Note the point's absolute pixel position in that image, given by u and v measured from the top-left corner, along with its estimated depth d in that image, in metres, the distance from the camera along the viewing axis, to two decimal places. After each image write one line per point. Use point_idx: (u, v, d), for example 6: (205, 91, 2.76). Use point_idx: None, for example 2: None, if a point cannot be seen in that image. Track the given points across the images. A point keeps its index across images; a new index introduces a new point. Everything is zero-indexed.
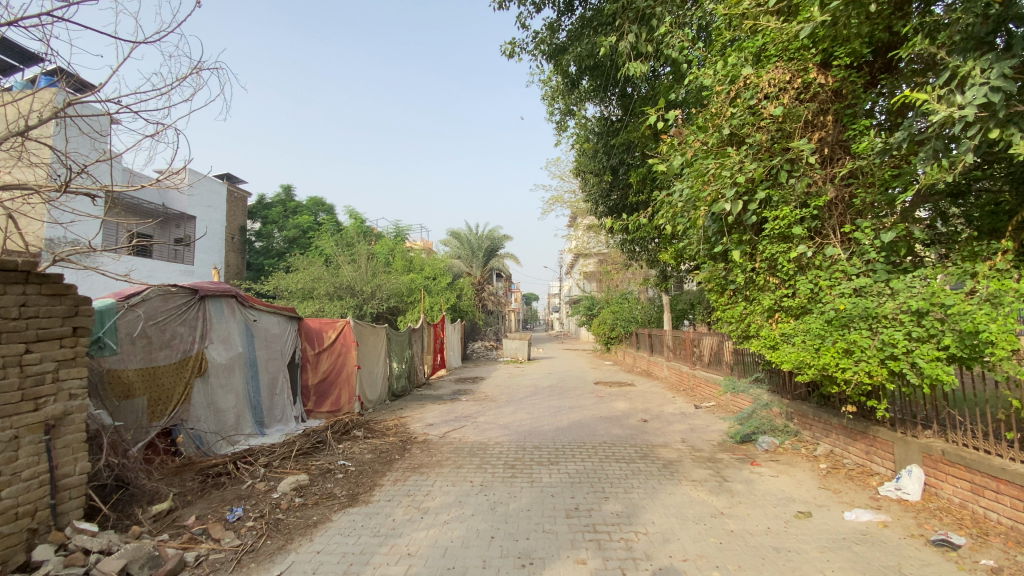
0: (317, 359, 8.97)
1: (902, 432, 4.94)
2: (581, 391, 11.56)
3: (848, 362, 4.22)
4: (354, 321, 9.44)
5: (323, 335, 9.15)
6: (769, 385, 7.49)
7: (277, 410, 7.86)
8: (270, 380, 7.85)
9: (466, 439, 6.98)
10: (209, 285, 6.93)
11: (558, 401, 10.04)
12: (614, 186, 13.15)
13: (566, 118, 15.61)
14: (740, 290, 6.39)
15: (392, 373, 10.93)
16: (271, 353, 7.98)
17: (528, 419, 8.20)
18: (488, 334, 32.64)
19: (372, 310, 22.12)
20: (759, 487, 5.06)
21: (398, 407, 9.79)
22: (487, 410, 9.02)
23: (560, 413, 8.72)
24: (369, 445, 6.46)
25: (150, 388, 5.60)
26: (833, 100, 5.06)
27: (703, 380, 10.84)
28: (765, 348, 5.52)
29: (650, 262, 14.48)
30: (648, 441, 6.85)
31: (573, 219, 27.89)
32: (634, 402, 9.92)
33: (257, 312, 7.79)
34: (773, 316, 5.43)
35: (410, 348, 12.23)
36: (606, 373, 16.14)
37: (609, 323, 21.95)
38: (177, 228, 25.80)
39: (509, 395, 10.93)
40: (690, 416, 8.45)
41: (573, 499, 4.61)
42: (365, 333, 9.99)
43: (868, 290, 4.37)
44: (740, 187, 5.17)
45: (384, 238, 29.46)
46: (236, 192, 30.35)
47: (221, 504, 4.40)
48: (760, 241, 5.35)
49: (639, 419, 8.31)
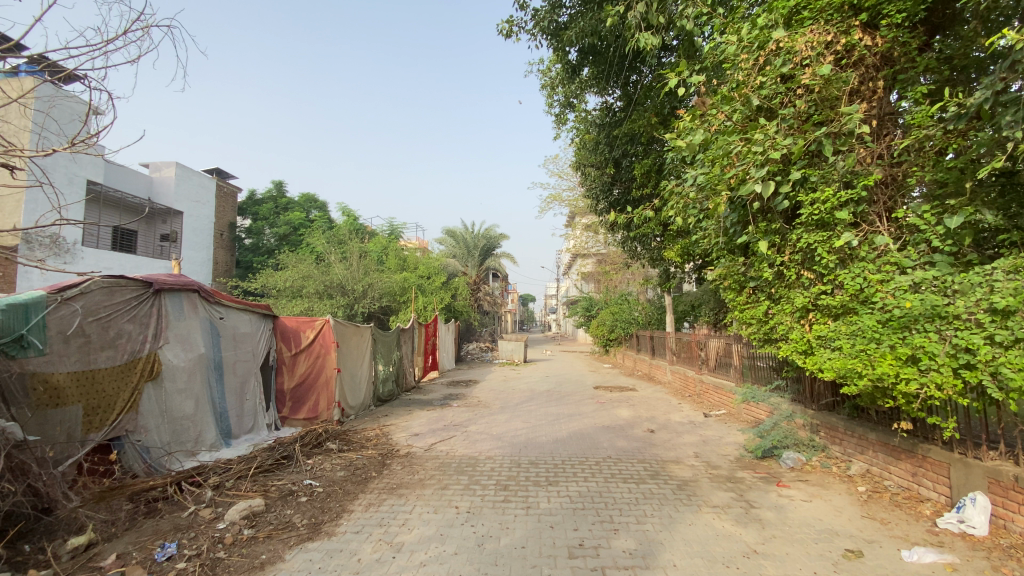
0: (295, 361, 8.22)
1: (960, 453, 4.24)
2: (580, 396, 10.83)
3: (912, 372, 3.51)
4: (334, 321, 8.61)
5: (301, 335, 8.37)
6: (790, 393, 6.79)
7: (246, 418, 7.10)
8: (238, 384, 7.10)
9: (454, 452, 6.23)
10: (166, 277, 6.17)
11: (556, 407, 9.30)
12: (616, 180, 12.42)
13: (566, 110, 14.91)
14: (762, 287, 5.68)
15: (379, 376, 10.14)
16: (239, 355, 7.21)
17: (523, 428, 7.47)
18: (483, 335, 31.88)
19: (364, 310, 21.38)
20: (793, 516, 4.33)
21: (383, 414, 9.02)
22: (480, 418, 8.27)
23: (559, 421, 7.99)
24: (344, 459, 5.71)
25: (85, 395, 4.83)
26: (881, 69, 4.42)
27: (711, 386, 10.14)
28: (795, 352, 4.82)
29: (653, 261, 13.76)
30: (658, 456, 6.13)
31: (571, 218, 27.18)
32: (638, 410, 9.18)
33: (223, 309, 7.03)
34: (806, 317, 4.72)
35: (399, 350, 11.46)
36: (606, 376, 15.36)
37: (609, 325, 21.23)
38: (163, 224, 25.60)
39: (503, 400, 10.19)
40: (700, 427, 7.74)
41: (575, 532, 3.87)
42: (349, 334, 9.18)
43: (932, 285, 3.67)
44: (772, 165, 4.44)
45: (377, 235, 28.69)
46: (226, 187, 29.57)
47: (152, 539, 3.65)
48: (794, 229, 4.62)
49: (646, 430, 7.56)
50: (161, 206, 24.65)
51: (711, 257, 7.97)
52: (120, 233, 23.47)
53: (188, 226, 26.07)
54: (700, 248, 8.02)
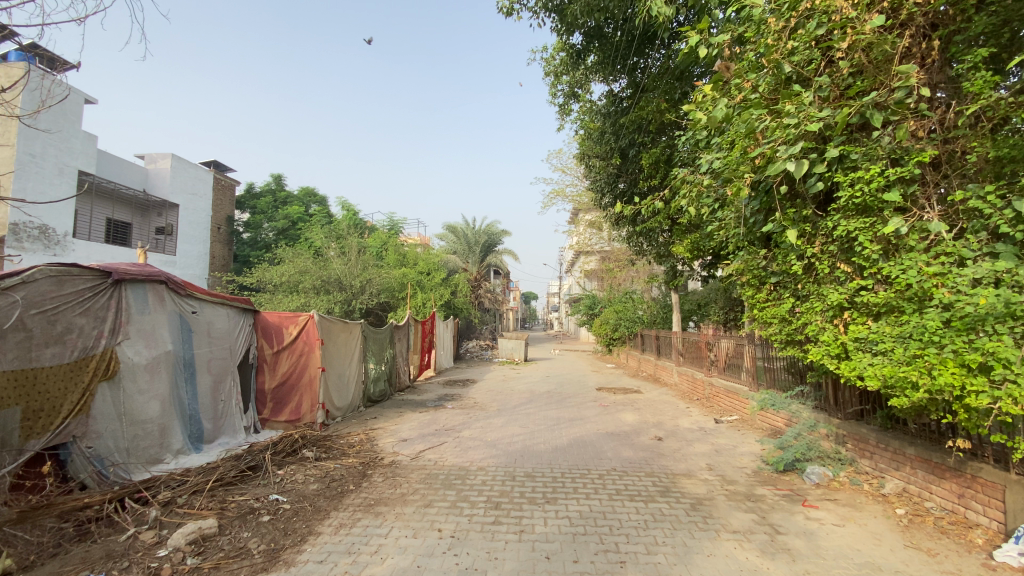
0: (277, 359, 7.68)
1: (1020, 474, 3.66)
2: (581, 398, 10.28)
3: (980, 383, 2.94)
4: (319, 316, 7.97)
5: (283, 332, 7.79)
6: (813, 399, 6.19)
7: (220, 421, 6.58)
8: (212, 383, 6.57)
9: (443, 462, 5.67)
10: (129, 266, 5.63)
11: (556, 411, 8.74)
12: (622, 171, 11.86)
13: (571, 100, 14.41)
14: (785, 282, 5.15)
15: (370, 375, 9.57)
16: (214, 352, 6.68)
17: (519, 434, 6.90)
18: (484, 333, 31.33)
19: (361, 306, 20.84)
20: (826, 545, 3.75)
21: (372, 416, 8.48)
22: (474, 422, 7.71)
23: (559, 426, 7.44)
24: (320, 468, 5.15)
25: (23, 398, 4.33)
26: (928, 34, 3.83)
27: (721, 389, 9.55)
28: (827, 357, 4.27)
29: (660, 257, 13.21)
30: (667, 468, 5.56)
31: (574, 214, 26.62)
32: (644, 414, 8.61)
33: (195, 302, 6.50)
34: (840, 317, 4.17)
35: (392, 347, 10.91)
36: (609, 377, 14.81)
37: (612, 323, 20.67)
38: (158, 216, 24.99)
39: (500, 403, 9.63)
40: (712, 435, 7.18)
41: (575, 565, 3.30)
42: (337, 330, 8.56)
43: (1002, 279, 3.08)
44: (806, 141, 3.88)
45: (377, 231, 28.17)
46: (224, 180, 29.07)
47: (76, 569, 3.11)
48: (830, 216, 4.06)
49: (653, 437, 6.99)
50: (155, 198, 24.14)
51: (726, 251, 7.38)
52: (113, 225, 22.87)
53: (184, 219, 25.60)
54: (714, 242, 7.43)
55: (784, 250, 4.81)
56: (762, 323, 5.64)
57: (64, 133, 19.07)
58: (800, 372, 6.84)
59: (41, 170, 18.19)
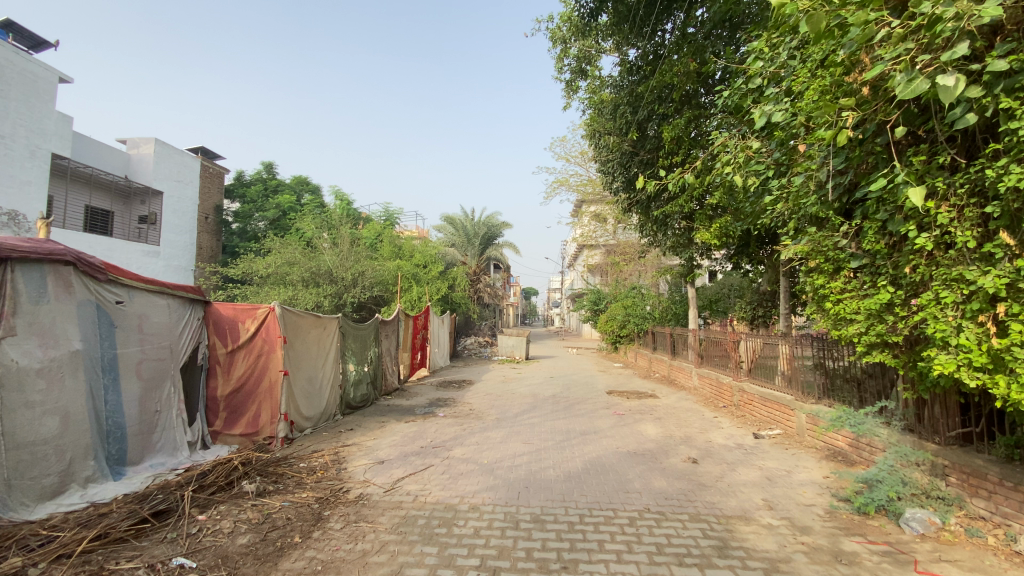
0: (231, 360, 6.33)
1: None
2: (592, 405, 9.04)
3: None
4: (282, 309, 6.54)
5: (238, 328, 6.39)
6: (903, 421, 4.85)
7: (153, 437, 5.32)
8: (145, 390, 5.31)
9: (425, 496, 4.37)
10: (21, 241, 4.33)
11: (565, 422, 7.46)
12: (638, 148, 10.58)
13: (579, 75, 13.12)
14: (869, 267, 4.19)
15: (351, 377, 8.27)
16: (147, 351, 5.40)
17: (521, 455, 5.61)
18: (483, 329, 30.04)
19: (353, 300, 19.52)
20: None
21: (348, 426, 7.21)
22: (467, 437, 6.42)
23: (570, 443, 6.18)
24: (258, 509, 3.87)
25: None
26: None
27: (754, 396, 8.28)
28: (966, 369, 3.12)
29: (676, 248, 11.94)
30: (714, 508, 4.28)
31: (579, 205, 25.37)
32: (668, 427, 7.34)
33: (121, 289, 5.22)
34: (990, 313, 2.98)
35: (379, 346, 9.61)
36: (619, 378, 13.57)
37: (619, 320, 19.42)
38: (142, 204, 23.78)
39: (500, 410, 8.37)
40: (756, 457, 5.91)
41: None
42: (309, 325, 7.16)
43: None
44: (958, 50, 2.71)
45: (371, 221, 26.88)
46: (212, 168, 27.65)
47: None
48: (983, 163, 2.90)
49: (686, 459, 5.71)
50: (137, 185, 22.89)
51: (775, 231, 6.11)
52: (91, 212, 21.63)
53: (169, 207, 24.26)
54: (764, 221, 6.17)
55: (881, 222, 3.85)
56: (834, 321, 4.55)
57: (35, 112, 17.69)
58: (861, 381, 6.09)
59: (10, 151, 16.82)
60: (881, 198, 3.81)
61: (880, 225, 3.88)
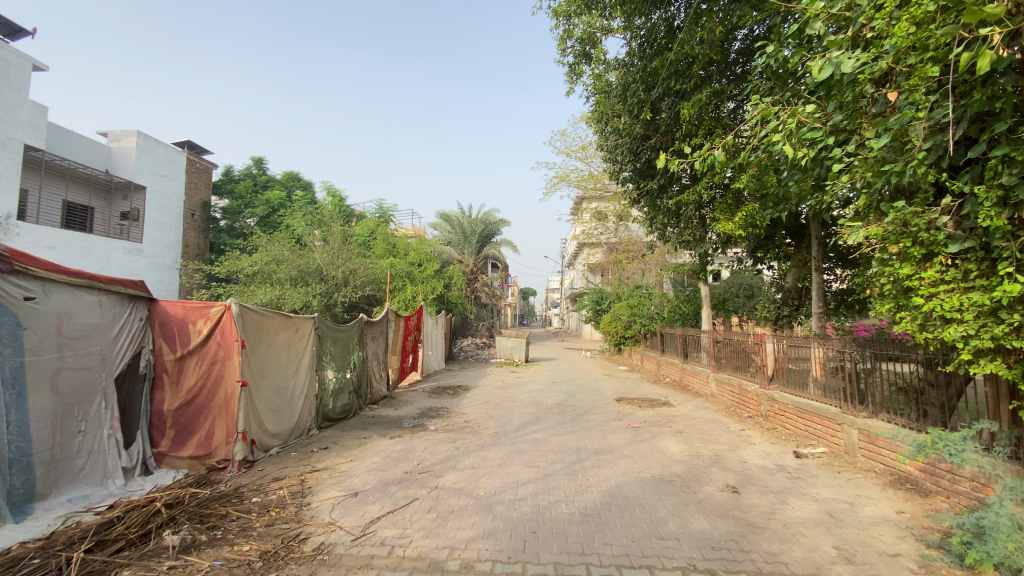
0: (181, 368, 5.30)
1: None
2: (602, 415, 8.09)
3: None
4: (239, 306, 5.39)
5: (188, 330, 5.34)
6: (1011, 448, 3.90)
7: (76, 464, 4.34)
8: (63, 406, 4.32)
9: (405, 547, 3.37)
10: None
11: (574, 437, 6.50)
12: (652, 131, 9.63)
13: (584, 57, 12.16)
14: (977, 252, 3.35)
15: (330, 386, 7.27)
16: (67, 358, 4.40)
17: (526, 485, 4.62)
18: (480, 330, 29.01)
19: (344, 300, 18.46)
20: None
21: (326, 443, 6.24)
22: (461, 458, 5.44)
23: (583, 467, 5.22)
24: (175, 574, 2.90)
25: None
26: None
27: (784, 406, 7.35)
28: None
29: (689, 243, 11.07)
30: (778, 562, 3.31)
31: (579, 202, 24.50)
32: (692, 444, 6.39)
33: (32, 283, 4.18)
34: None
35: (364, 349, 8.64)
36: (625, 383, 12.65)
37: (624, 320, 18.48)
38: (123, 200, 22.69)
39: (499, 422, 7.41)
40: (806, 484, 4.96)
41: None
42: (277, 327, 6.13)
43: None
44: None
45: (364, 218, 25.92)
46: (199, 163, 26.51)
47: None
48: None
49: (724, 488, 4.74)
50: (119, 180, 21.82)
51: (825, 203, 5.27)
52: (69, 208, 20.59)
53: (152, 203, 23.21)
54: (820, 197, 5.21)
55: (1007, 190, 3.00)
56: (917, 321, 3.69)
57: (7, 101, 16.62)
58: (919, 392, 5.21)
59: None
60: (1011, 157, 2.96)
61: (1002, 192, 3.03)
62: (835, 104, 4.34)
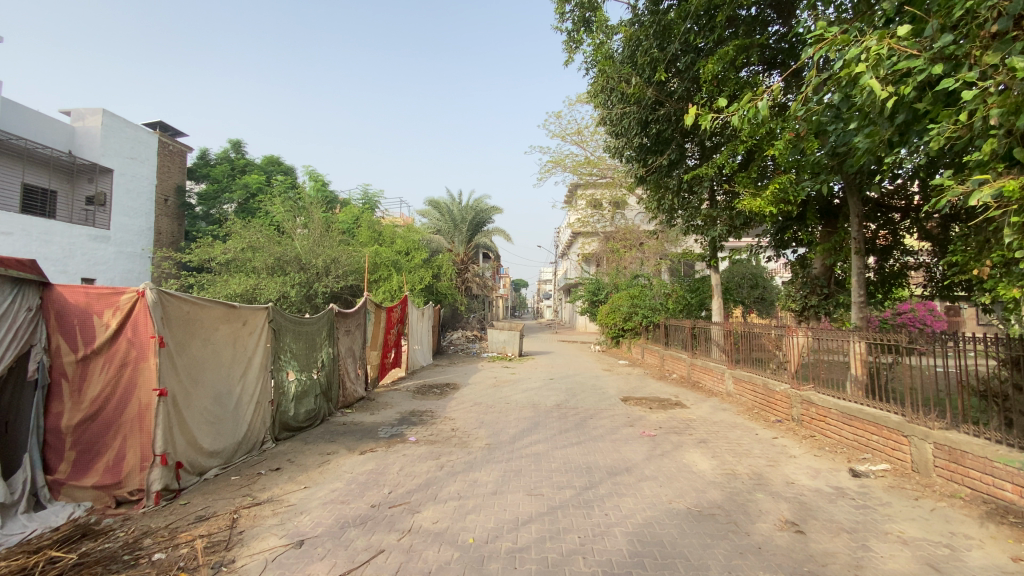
0: (83, 373, 4.12)
1: None
2: (609, 421, 7.00)
3: None
4: (155, 294, 4.18)
5: (91, 323, 4.14)
6: None
7: None
8: None
9: None
10: None
11: (582, 452, 5.41)
12: (667, 97, 8.52)
13: (585, 21, 10.98)
14: None
15: (290, 390, 6.12)
16: None
17: (529, 526, 3.52)
18: (471, 322, 27.82)
19: (325, 290, 17.28)
20: None
21: (280, 460, 5.10)
22: (444, 484, 4.33)
23: (598, 495, 4.13)
24: None
25: None
26: None
27: (822, 410, 6.31)
28: None
29: (701, 225, 9.99)
30: None
31: (574, 188, 23.40)
32: (724, 458, 5.32)
33: None
34: None
35: (335, 344, 7.49)
36: (628, 379, 11.63)
37: (623, 312, 17.39)
38: (88, 182, 21.14)
39: (491, 431, 6.31)
40: (884, 518, 3.91)
41: None
42: (217, 320, 4.97)
43: None
44: None
45: (348, 205, 24.61)
46: (173, 145, 24.97)
47: None
48: None
49: (783, 526, 3.66)
50: (84, 162, 20.17)
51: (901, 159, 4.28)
52: (27, 190, 19.22)
53: (120, 187, 21.69)
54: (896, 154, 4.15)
55: None
56: None
57: None
58: (1005, 398, 4.23)
59: None
60: None
61: None
62: (937, 24, 3.36)
